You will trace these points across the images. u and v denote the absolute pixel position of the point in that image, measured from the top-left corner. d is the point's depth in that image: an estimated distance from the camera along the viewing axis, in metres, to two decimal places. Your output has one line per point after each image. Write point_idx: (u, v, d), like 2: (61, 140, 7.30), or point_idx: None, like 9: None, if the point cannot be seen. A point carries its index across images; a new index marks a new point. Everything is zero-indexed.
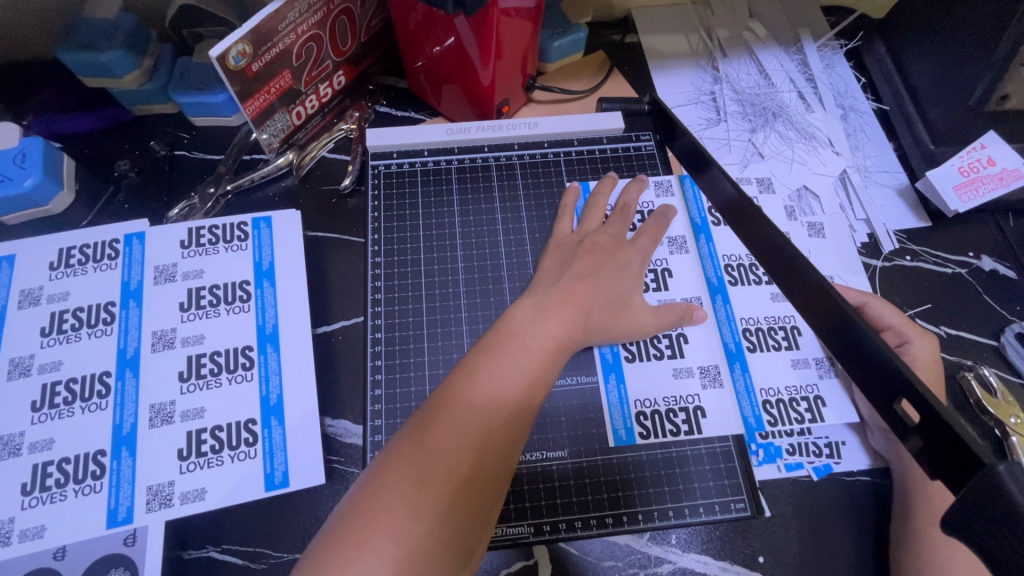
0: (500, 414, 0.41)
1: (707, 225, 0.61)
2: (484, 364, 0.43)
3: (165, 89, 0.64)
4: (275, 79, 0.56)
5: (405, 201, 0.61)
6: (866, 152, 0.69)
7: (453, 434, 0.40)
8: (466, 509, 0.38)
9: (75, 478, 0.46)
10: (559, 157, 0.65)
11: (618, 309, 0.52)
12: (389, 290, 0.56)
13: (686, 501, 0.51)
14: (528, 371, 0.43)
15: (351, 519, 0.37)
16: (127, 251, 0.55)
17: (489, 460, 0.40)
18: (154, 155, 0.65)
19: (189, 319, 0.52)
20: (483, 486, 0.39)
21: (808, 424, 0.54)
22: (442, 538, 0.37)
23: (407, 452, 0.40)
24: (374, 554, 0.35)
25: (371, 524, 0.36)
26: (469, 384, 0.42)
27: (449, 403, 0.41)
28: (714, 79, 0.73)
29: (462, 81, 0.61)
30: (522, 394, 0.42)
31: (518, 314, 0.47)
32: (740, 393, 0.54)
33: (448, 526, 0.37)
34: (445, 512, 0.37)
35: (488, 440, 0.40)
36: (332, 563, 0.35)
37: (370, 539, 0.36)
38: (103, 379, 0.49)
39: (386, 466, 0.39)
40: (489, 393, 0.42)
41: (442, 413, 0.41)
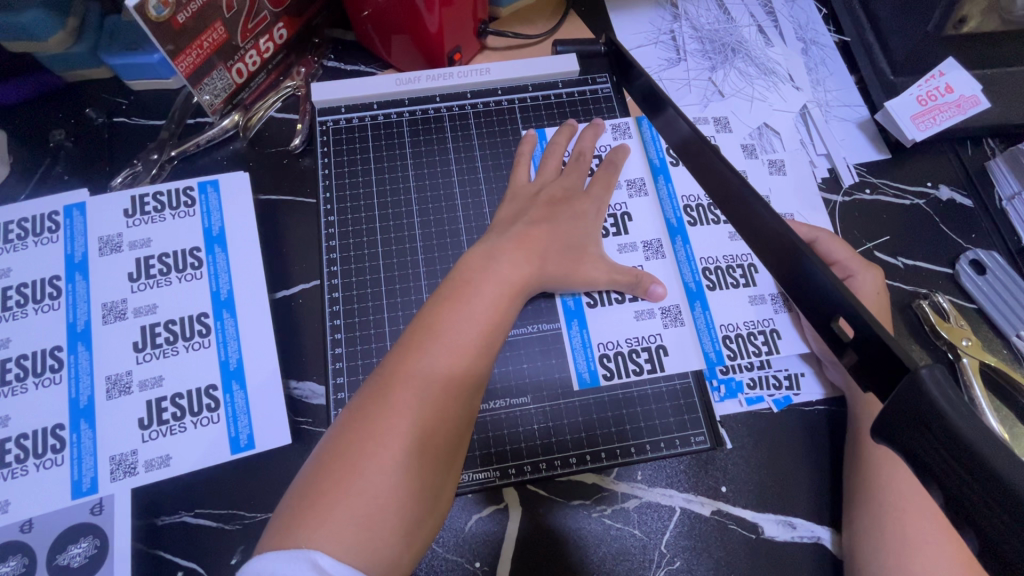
0: (459, 365, 0.42)
1: (665, 166, 0.61)
2: (440, 316, 0.43)
3: (97, 51, 0.61)
4: (206, 33, 0.53)
5: (356, 158, 0.59)
6: (827, 85, 0.68)
7: (415, 387, 0.40)
8: (432, 458, 0.39)
9: (36, 453, 0.45)
10: (514, 105, 0.63)
11: (575, 256, 0.52)
12: (345, 249, 0.56)
13: (647, 437, 0.52)
14: (484, 321, 0.44)
15: (317, 480, 0.37)
16: (68, 223, 0.53)
17: (452, 409, 0.41)
18: (92, 123, 0.62)
19: (140, 289, 0.51)
20: (447, 435, 0.40)
21: (766, 356, 0.55)
22: (410, 489, 0.37)
23: (369, 410, 0.39)
24: (345, 511, 0.35)
25: (339, 482, 0.36)
26: (428, 339, 0.42)
27: (407, 358, 0.41)
28: (673, 16, 0.71)
29: (410, 30, 0.59)
30: (479, 344, 0.43)
31: (470, 264, 0.47)
32: (701, 330, 0.55)
33: (416, 478, 0.38)
34: (413, 463, 0.38)
35: (449, 390, 0.41)
36: (302, 524, 0.35)
37: (340, 497, 0.36)
38: (54, 353, 0.48)
39: (349, 425, 0.39)
40: (448, 345, 0.42)
41: (400, 369, 0.41)
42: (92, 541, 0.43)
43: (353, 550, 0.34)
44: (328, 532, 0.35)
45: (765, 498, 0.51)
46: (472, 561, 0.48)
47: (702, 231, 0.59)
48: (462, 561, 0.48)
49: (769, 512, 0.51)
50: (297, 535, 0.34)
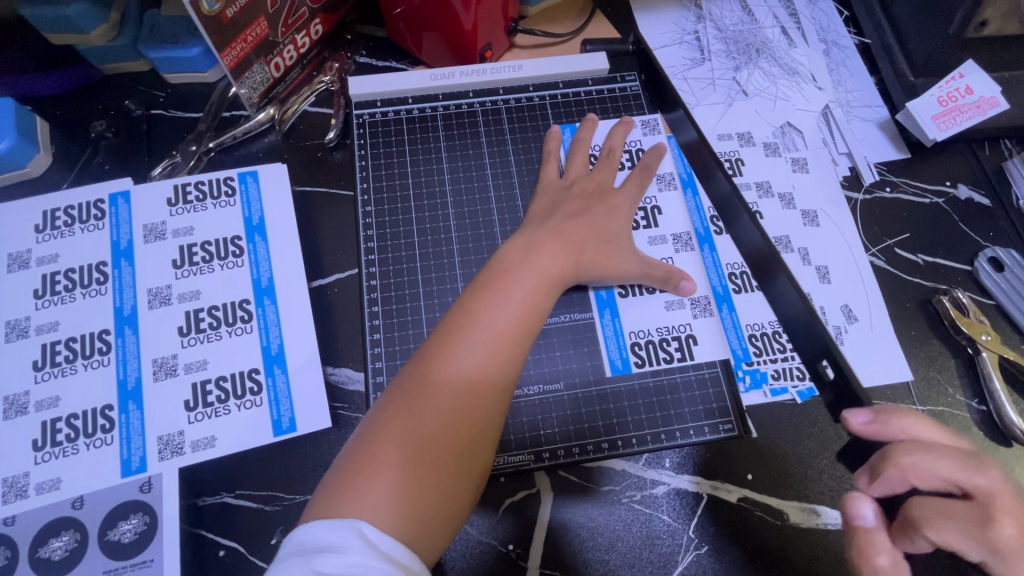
0: (494, 352, 0.43)
1: (693, 179, 0.62)
2: (477, 305, 0.45)
3: (137, 44, 0.62)
4: (250, 27, 0.55)
5: (392, 150, 0.61)
6: (848, 86, 0.70)
7: (451, 371, 0.42)
8: (466, 440, 0.41)
9: (86, 433, 0.46)
10: (544, 101, 0.64)
11: (608, 245, 0.53)
12: (381, 239, 0.57)
13: (676, 424, 0.54)
14: (520, 311, 0.45)
15: (359, 453, 0.39)
16: (113, 211, 0.54)
17: (487, 394, 0.42)
18: (131, 115, 0.64)
19: (183, 276, 0.52)
20: (481, 417, 0.42)
21: (791, 353, 0.57)
22: (446, 467, 0.39)
23: (410, 391, 0.41)
24: (384, 485, 0.37)
25: (379, 459, 0.38)
26: (467, 325, 0.44)
27: (446, 343, 0.43)
28: (697, 18, 0.73)
29: (444, 28, 0.61)
30: (514, 332, 0.44)
31: (508, 256, 0.49)
32: (728, 329, 0.57)
33: (452, 456, 0.40)
34: (449, 442, 0.40)
35: (486, 369, 0.43)
36: (344, 496, 0.37)
37: (380, 472, 0.38)
38: (102, 337, 0.49)
39: (389, 407, 0.41)
40: (482, 332, 0.43)
41: (438, 354, 0.43)
42: (141, 518, 0.45)
43: (391, 523, 0.36)
44: (367, 505, 0.37)
45: (789, 487, 0.52)
46: (506, 543, 0.50)
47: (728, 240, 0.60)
48: (496, 543, 0.50)
49: (795, 501, 0.52)
50: (341, 505, 0.37)
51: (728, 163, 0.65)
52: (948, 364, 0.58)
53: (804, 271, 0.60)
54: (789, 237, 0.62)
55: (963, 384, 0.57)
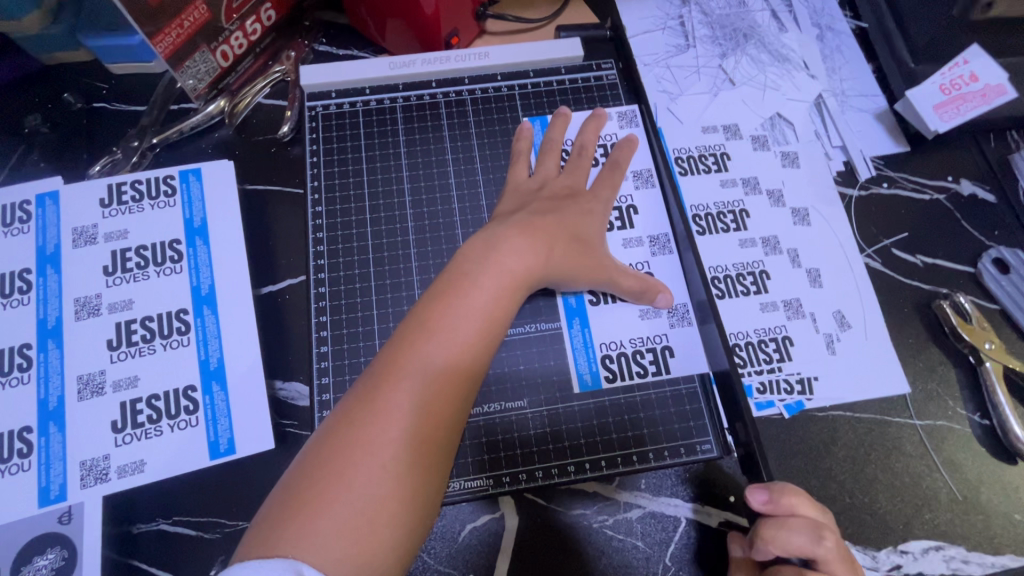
0: (454, 365, 0.39)
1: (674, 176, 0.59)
2: (435, 311, 0.41)
3: (74, 33, 0.58)
4: (185, 11, 0.50)
5: (347, 145, 0.56)
6: (843, 74, 0.65)
7: (409, 385, 0.37)
8: (425, 465, 0.36)
9: (1, 458, 0.42)
10: (514, 91, 0.60)
11: (580, 248, 0.49)
12: (333, 242, 0.53)
13: (651, 443, 0.49)
14: (482, 318, 0.41)
15: (302, 484, 0.34)
16: (40, 212, 0.50)
17: (446, 412, 0.38)
18: (70, 108, 0.59)
19: (115, 284, 0.48)
20: (441, 435, 0.38)
21: (777, 363, 0.53)
22: (404, 497, 0.35)
23: (360, 411, 0.37)
24: (330, 520, 0.33)
25: (325, 489, 0.34)
26: (424, 334, 0.39)
27: (401, 355, 0.39)
28: (682, 1, 0.68)
29: (404, 14, 0.56)
30: (476, 341, 0.40)
31: (470, 256, 0.44)
32: None
33: (410, 484, 0.35)
34: (406, 468, 0.35)
35: (449, 380, 0.39)
36: (283, 536, 0.32)
37: (326, 508, 0.33)
38: (23, 351, 0.45)
39: (336, 429, 0.36)
40: (445, 341, 0.39)
41: (393, 366, 0.38)
42: (59, 552, 0.41)
43: (339, 564, 0.32)
44: (310, 548, 0.32)
45: None
46: (468, 574, 0.46)
47: (711, 241, 0.57)
48: (454, 573, 0.45)
49: None
50: (279, 549, 0.32)
51: (713, 158, 0.60)
52: (949, 374, 0.54)
53: (790, 279, 0.56)
54: (777, 238, 0.57)
55: (965, 397, 0.53)
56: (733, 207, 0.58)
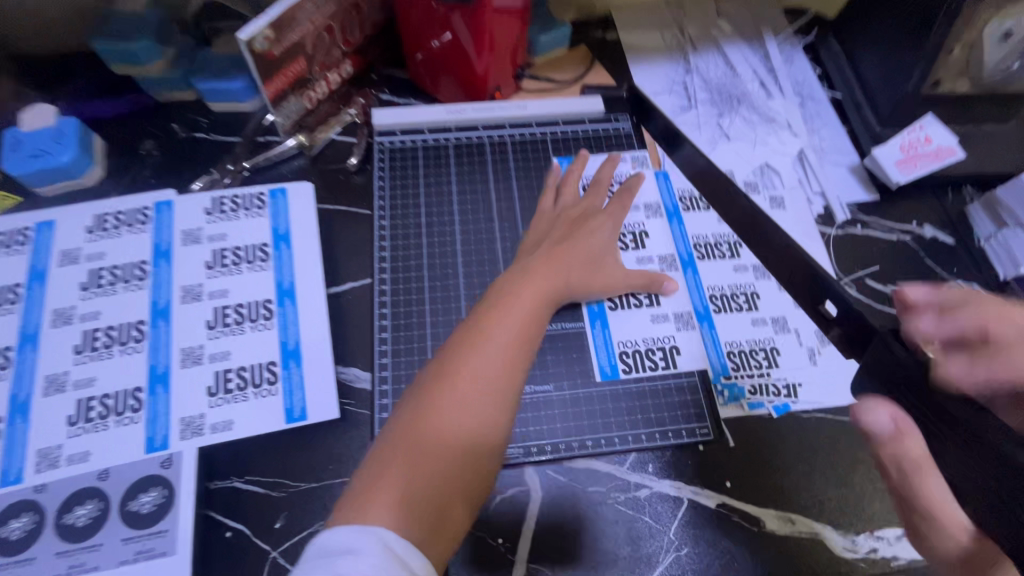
0: (505, 367, 0.46)
1: (678, 210, 0.68)
2: (486, 324, 0.48)
3: (187, 77, 0.71)
4: (291, 66, 0.62)
5: (408, 173, 0.68)
6: (822, 134, 0.77)
7: (467, 389, 0.44)
8: (480, 454, 0.44)
9: (116, 411, 0.51)
10: (546, 136, 0.71)
11: (593, 266, 0.59)
12: (394, 250, 0.64)
13: (657, 428, 0.58)
14: (525, 331, 0.49)
15: (379, 466, 0.41)
16: (157, 216, 0.61)
17: (499, 408, 0.45)
18: (177, 137, 0.71)
19: (215, 275, 0.58)
20: (494, 427, 0.45)
21: (767, 369, 0.61)
22: (462, 478, 0.42)
23: (427, 406, 0.44)
24: (405, 495, 0.40)
25: (399, 469, 0.41)
26: (478, 342, 0.47)
27: (460, 360, 0.46)
28: (686, 70, 0.81)
29: (457, 73, 0.71)
30: (520, 349, 0.48)
31: (510, 281, 0.53)
32: (708, 343, 0.62)
33: (466, 468, 0.43)
34: (464, 455, 0.43)
35: (500, 380, 0.46)
36: (367, 507, 0.39)
37: (400, 485, 0.40)
38: (138, 326, 0.55)
39: (406, 421, 0.43)
40: (494, 349, 0.46)
41: (454, 368, 0.45)
42: (159, 491, 0.48)
43: (413, 530, 0.39)
44: (390, 516, 0.39)
45: (766, 495, 0.56)
46: (497, 537, 0.52)
47: (709, 266, 0.66)
48: (486, 535, 0.52)
49: (772, 509, 0.55)
50: (366, 516, 0.39)
51: None
52: None
53: (778, 301, 0.64)
54: (764, 265, 0.66)
55: None
56: (728, 238, 0.67)
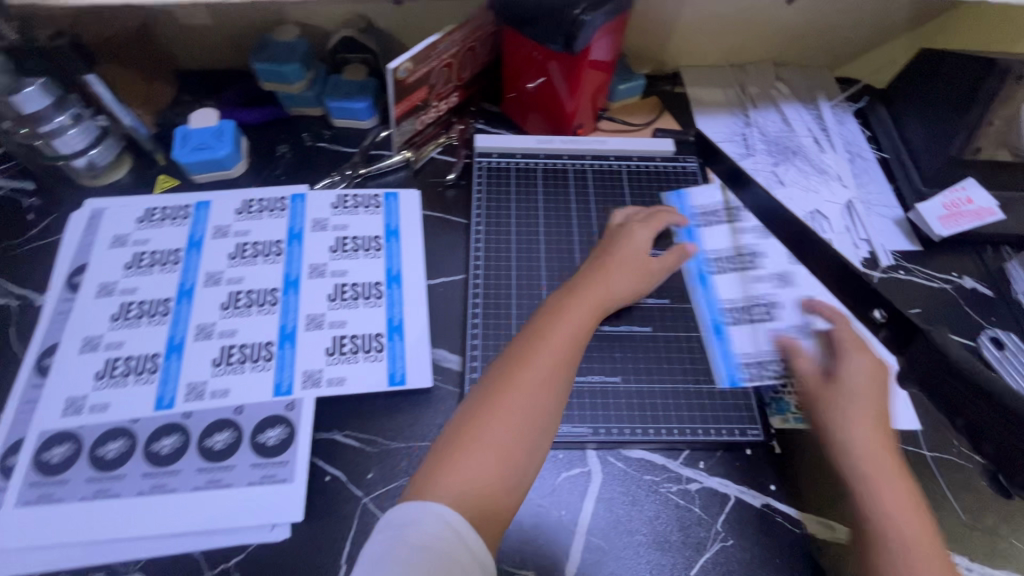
0: (551, 375, 0.52)
1: (743, 245, 0.76)
2: (535, 338, 0.55)
3: (320, 96, 0.84)
4: (416, 93, 0.74)
5: (502, 191, 0.78)
6: (870, 188, 0.85)
7: (517, 393, 0.51)
8: (529, 449, 0.50)
9: (252, 358, 0.61)
10: (622, 168, 0.82)
11: (641, 267, 0.65)
12: (487, 253, 0.73)
13: (711, 424, 0.64)
14: (569, 344, 0.55)
15: (440, 454, 0.48)
16: (292, 206, 0.72)
17: (545, 410, 0.51)
18: (305, 144, 0.84)
19: (338, 257, 0.69)
20: (542, 426, 0.51)
21: None
22: (512, 469, 0.48)
23: (480, 405, 0.50)
24: (460, 481, 0.47)
25: (455, 458, 0.48)
26: (527, 352, 0.53)
27: (511, 367, 0.52)
28: (746, 124, 0.91)
29: (548, 111, 0.83)
30: (564, 359, 0.54)
31: (559, 301, 0.59)
32: (768, 366, 0.67)
33: (517, 461, 0.49)
34: (515, 447, 0.49)
35: (547, 386, 0.52)
36: (430, 486, 0.46)
37: (455, 471, 0.47)
38: (273, 292, 0.65)
39: (464, 417, 0.50)
40: (541, 359, 0.53)
41: (508, 375, 0.52)
42: (283, 429, 0.58)
43: (468, 509, 0.46)
44: (450, 497, 0.46)
45: (809, 501, 0.60)
46: (560, 507, 0.60)
47: None
48: (551, 506, 0.60)
49: (813, 515, 0.59)
50: (428, 496, 0.46)
51: None
52: None
53: None
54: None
55: None
56: None
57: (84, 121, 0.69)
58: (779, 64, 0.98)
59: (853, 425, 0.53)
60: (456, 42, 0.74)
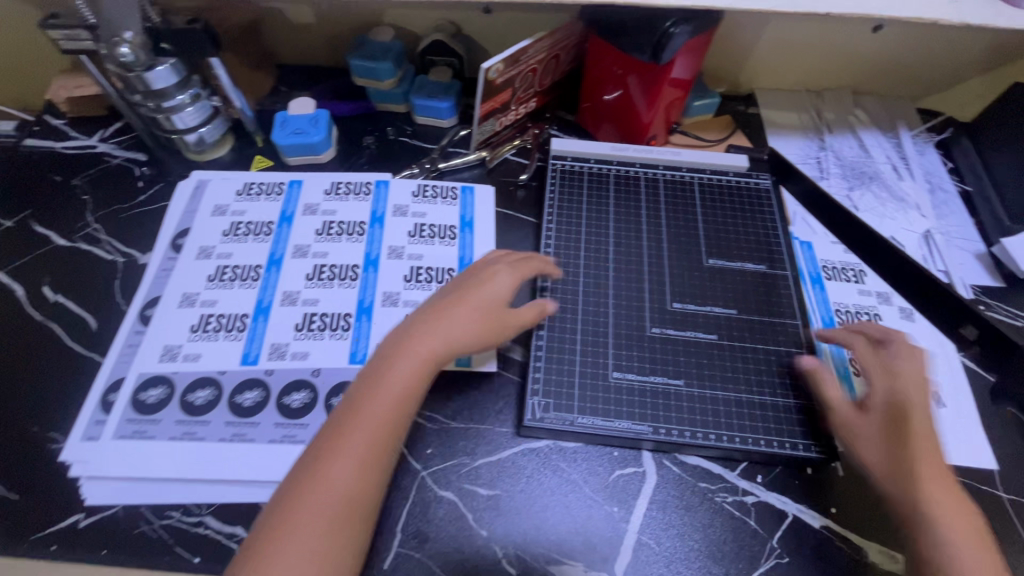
0: (372, 443, 0.49)
1: (820, 278, 0.76)
2: (363, 395, 0.51)
3: (407, 94, 0.89)
4: (500, 95, 0.78)
5: (575, 195, 0.80)
6: (950, 220, 0.83)
7: (342, 462, 0.47)
8: (344, 530, 0.46)
9: (331, 327, 0.65)
10: (694, 180, 0.83)
11: (487, 321, 0.59)
12: (557, 253, 0.75)
13: (776, 436, 0.62)
14: (397, 404, 0.51)
15: (273, 522, 0.45)
16: (376, 191, 0.77)
17: (364, 485, 0.47)
18: (389, 137, 0.89)
19: (415, 242, 0.73)
20: (362, 500, 0.47)
21: None
22: (335, 550, 0.45)
23: (314, 470, 0.47)
24: (285, 560, 0.43)
25: (284, 532, 0.44)
26: (355, 412, 0.50)
27: (339, 427, 0.49)
28: (820, 147, 0.90)
29: (622, 122, 0.85)
30: (387, 424, 0.50)
31: (391, 346, 0.54)
32: None
33: (337, 542, 0.45)
34: (332, 524, 0.45)
35: (368, 457, 0.48)
36: (257, 561, 0.43)
37: (285, 548, 0.43)
38: (354, 269, 0.70)
39: (299, 479, 0.46)
40: (369, 424, 0.49)
41: (337, 436, 0.48)
42: None
43: None
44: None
45: (871, 528, 0.59)
46: (612, 503, 0.60)
47: None
48: (603, 501, 0.60)
49: (875, 543, 0.58)
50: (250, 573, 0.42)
51: (852, 272, 0.77)
52: None
53: None
54: (903, 340, 0.71)
55: None
56: (870, 310, 0.73)
57: (201, 99, 0.76)
58: (858, 92, 0.97)
59: (921, 468, 0.52)
60: (543, 49, 0.77)
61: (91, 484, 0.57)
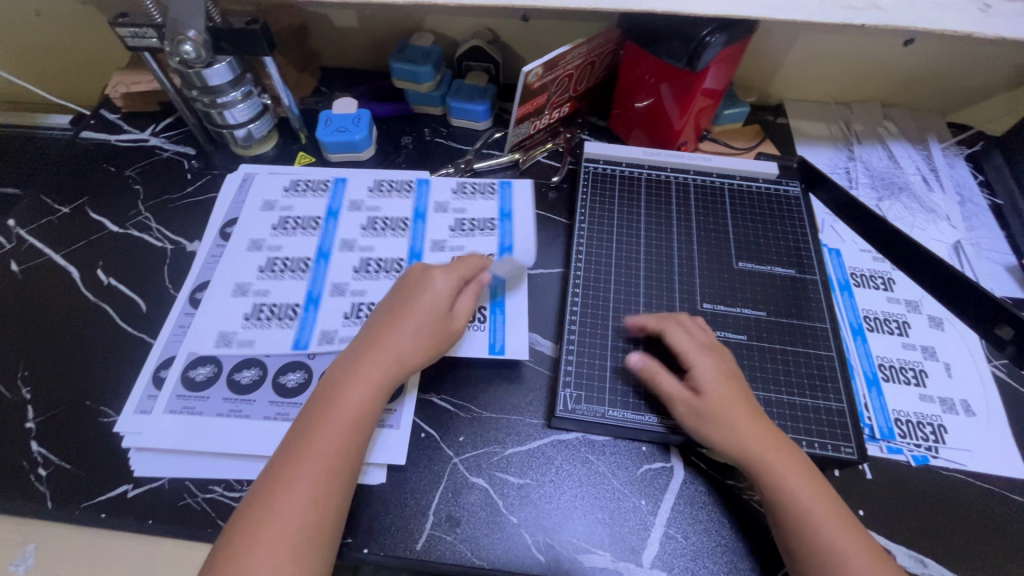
0: (331, 459, 0.50)
1: (849, 284, 0.77)
2: (317, 416, 0.52)
3: (444, 97, 0.92)
4: (536, 99, 0.80)
5: (607, 198, 0.82)
6: (980, 232, 0.83)
7: (301, 480, 0.49)
8: (308, 546, 0.47)
9: (371, 315, 0.68)
10: (724, 186, 0.84)
11: (436, 340, 0.60)
12: (589, 253, 0.77)
13: (805, 436, 0.63)
14: (349, 421, 0.52)
15: (232, 542, 0.46)
16: (416, 187, 0.81)
17: (324, 498, 0.49)
18: (426, 138, 0.92)
19: (457, 234, 0.76)
20: (325, 516, 0.48)
21: (934, 445, 0.64)
22: (301, 563, 0.46)
23: (270, 490, 0.48)
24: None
25: (245, 550, 0.45)
26: (310, 433, 0.51)
27: (295, 448, 0.50)
28: (849, 158, 0.91)
29: (653, 129, 0.87)
30: (342, 440, 0.51)
31: (339, 365, 0.56)
32: (875, 408, 0.66)
33: (305, 556, 0.46)
34: (299, 539, 0.47)
35: (327, 473, 0.50)
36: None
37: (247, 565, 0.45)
38: (394, 261, 0.73)
39: (259, 501, 0.48)
40: (324, 443, 0.51)
41: (293, 456, 0.50)
42: None
43: None
44: None
45: (899, 531, 0.59)
46: (640, 496, 0.61)
47: (878, 337, 0.72)
48: (631, 493, 0.61)
49: (903, 546, 0.58)
50: None
51: (881, 279, 0.77)
52: None
53: (947, 384, 0.68)
54: (934, 348, 0.71)
55: None
56: (898, 317, 0.74)
57: (252, 97, 0.80)
58: (887, 104, 0.98)
59: (766, 454, 0.55)
60: (579, 56, 0.80)
61: (140, 455, 0.60)
